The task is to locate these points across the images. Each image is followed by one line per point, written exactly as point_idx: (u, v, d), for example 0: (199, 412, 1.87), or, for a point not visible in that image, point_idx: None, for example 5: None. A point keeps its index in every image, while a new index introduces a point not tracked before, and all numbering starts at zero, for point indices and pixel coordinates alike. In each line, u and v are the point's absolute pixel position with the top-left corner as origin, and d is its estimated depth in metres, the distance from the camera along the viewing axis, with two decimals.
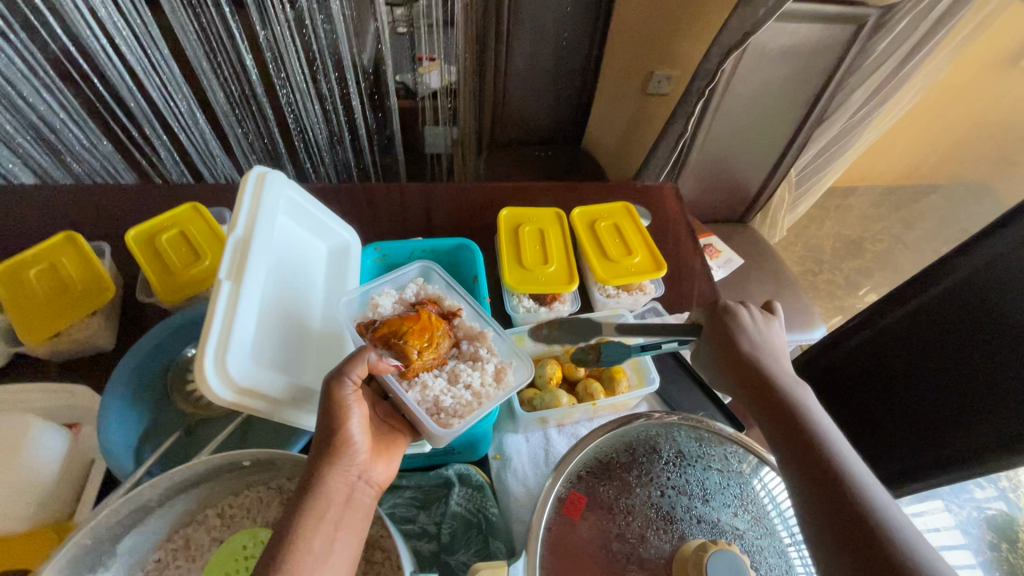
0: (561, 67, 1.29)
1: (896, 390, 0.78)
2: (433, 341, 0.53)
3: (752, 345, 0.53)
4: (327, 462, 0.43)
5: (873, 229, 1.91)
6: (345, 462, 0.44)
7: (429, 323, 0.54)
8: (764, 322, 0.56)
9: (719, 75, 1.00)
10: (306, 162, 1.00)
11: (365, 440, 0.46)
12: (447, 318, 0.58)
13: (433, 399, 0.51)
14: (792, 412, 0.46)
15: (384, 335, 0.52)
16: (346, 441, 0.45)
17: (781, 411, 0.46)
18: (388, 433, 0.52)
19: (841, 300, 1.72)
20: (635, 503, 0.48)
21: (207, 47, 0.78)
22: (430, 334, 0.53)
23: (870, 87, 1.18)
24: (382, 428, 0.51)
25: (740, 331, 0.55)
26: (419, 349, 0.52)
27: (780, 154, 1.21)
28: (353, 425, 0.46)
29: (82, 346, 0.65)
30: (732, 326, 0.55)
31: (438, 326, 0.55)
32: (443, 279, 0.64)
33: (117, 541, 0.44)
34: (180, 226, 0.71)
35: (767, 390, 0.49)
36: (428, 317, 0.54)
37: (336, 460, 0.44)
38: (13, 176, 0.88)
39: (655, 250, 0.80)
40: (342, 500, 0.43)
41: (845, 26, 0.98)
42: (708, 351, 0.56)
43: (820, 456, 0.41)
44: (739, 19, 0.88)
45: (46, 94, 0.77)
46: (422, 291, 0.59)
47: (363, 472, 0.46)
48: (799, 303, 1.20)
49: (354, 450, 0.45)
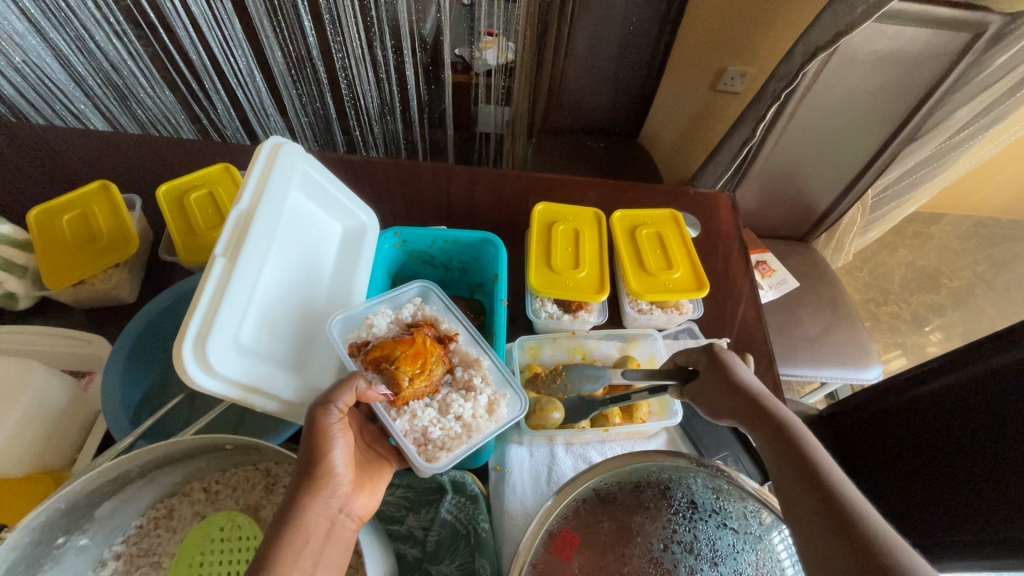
0: (626, 54, 1.21)
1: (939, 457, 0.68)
2: (426, 368, 0.52)
3: (755, 389, 0.50)
4: (308, 493, 0.41)
5: (953, 263, 1.73)
6: (328, 493, 0.42)
7: (423, 348, 0.52)
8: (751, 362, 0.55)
9: (800, 78, 0.90)
10: (355, 130, 0.98)
11: (348, 471, 0.43)
12: (443, 342, 0.56)
13: (421, 429, 0.50)
14: (808, 463, 0.42)
15: (376, 358, 0.51)
16: (329, 472, 0.42)
17: (801, 469, 0.42)
18: (375, 460, 0.50)
19: (905, 336, 1.55)
20: (633, 553, 0.44)
21: (270, 7, 0.75)
22: (423, 360, 0.52)
23: (977, 106, 1.04)
24: (368, 455, 0.50)
25: (735, 371, 0.52)
26: (411, 376, 0.50)
27: (858, 171, 1.09)
28: (336, 457, 0.42)
29: (104, 297, 0.66)
30: (726, 365, 0.53)
31: (433, 352, 0.53)
32: (441, 301, 0.61)
33: (96, 507, 0.44)
34: (210, 186, 0.71)
35: (780, 437, 0.46)
36: (423, 342, 0.52)
37: (319, 492, 0.41)
38: (86, 120, 0.91)
39: (698, 267, 0.73)
40: (322, 533, 0.40)
41: (959, 34, 0.85)
42: (708, 391, 0.53)
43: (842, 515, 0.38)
44: (832, 16, 0.78)
45: (116, 42, 0.76)
46: (420, 311, 0.58)
47: (344, 504, 0.43)
48: (856, 338, 1.09)
49: (336, 481, 0.42)
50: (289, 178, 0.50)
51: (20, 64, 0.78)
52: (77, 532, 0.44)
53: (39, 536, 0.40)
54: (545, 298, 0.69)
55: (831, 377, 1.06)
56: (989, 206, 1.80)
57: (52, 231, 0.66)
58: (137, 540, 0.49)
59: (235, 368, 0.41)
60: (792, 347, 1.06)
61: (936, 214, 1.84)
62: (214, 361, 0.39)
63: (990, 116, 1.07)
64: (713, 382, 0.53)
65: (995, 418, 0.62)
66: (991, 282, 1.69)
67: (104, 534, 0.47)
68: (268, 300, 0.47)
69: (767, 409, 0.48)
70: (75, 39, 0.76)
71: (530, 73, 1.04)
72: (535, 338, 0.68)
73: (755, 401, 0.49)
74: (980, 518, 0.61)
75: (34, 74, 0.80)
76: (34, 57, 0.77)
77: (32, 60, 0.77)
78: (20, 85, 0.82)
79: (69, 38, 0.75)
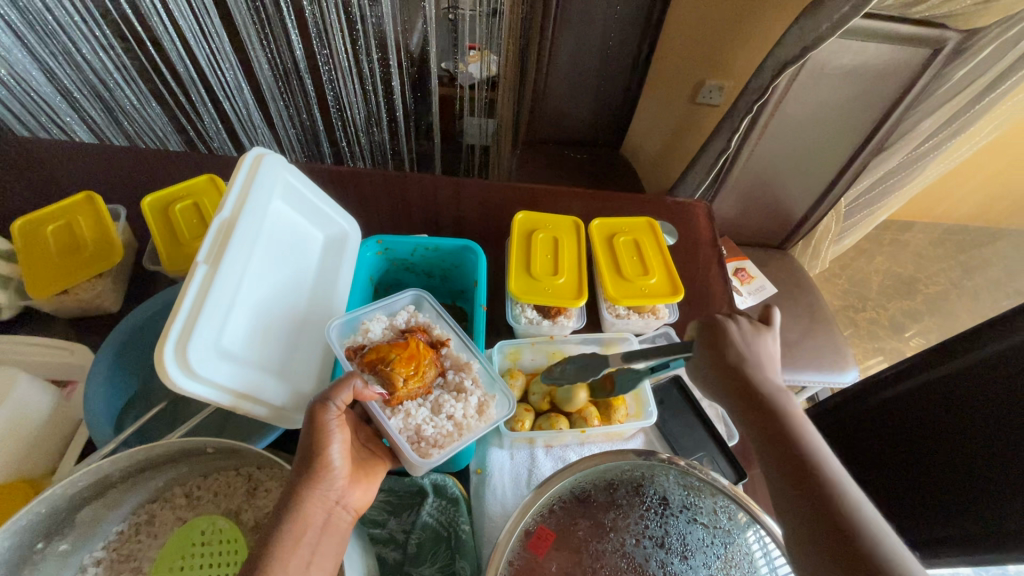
0: (608, 69, 1.24)
1: (910, 456, 0.70)
2: (419, 370, 0.53)
3: (743, 362, 0.52)
4: (306, 486, 0.42)
5: (927, 270, 1.78)
6: (324, 486, 0.42)
7: (417, 352, 0.54)
8: (755, 331, 0.55)
9: (772, 91, 0.93)
10: (342, 142, 1.00)
11: (345, 465, 0.44)
12: (436, 347, 0.58)
13: (415, 427, 0.51)
14: (788, 440, 0.45)
15: (372, 361, 0.52)
16: (327, 465, 0.43)
17: (779, 448, 0.45)
18: (370, 458, 0.51)
19: (883, 341, 1.59)
20: (607, 548, 0.45)
21: (258, 22, 0.77)
22: (417, 363, 0.53)
23: (942, 117, 1.08)
24: (363, 453, 0.51)
25: (732, 348, 0.53)
26: (405, 377, 0.52)
27: (831, 180, 1.12)
28: (333, 450, 0.43)
29: (88, 307, 0.66)
30: (722, 339, 0.53)
31: (426, 355, 0.55)
32: (433, 308, 0.62)
33: (77, 512, 0.44)
34: (195, 198, 0.72)
35: (767, 416, 0.47)
36: (417, 346, 0.54)
37: (317, 485, 0.42)
38: (72, 132, 0.91)
39: (675, 273, 0.75)
40: (320, 524, 0.41)
41: (919, 49, 0.89)
42: (701, 365, 0.54)
43: (830, 507, 0.40)
44: (800, 32, 0.82)
45: (102, 54, 0.77)
46: (413, 318, 0.60)
47: (341, 497, 0.44)
48: (833, 342, 1.12)
49: (334, 474, 0.43)
50: (271, 188, 0.52)
51: (6, 77, 0.79)
52: (57, 538, 0.44)
53: (19, 540, 0.40)
54: (526, 304, 0.71)
55: (810, 381, 1.08)
56: (960, 214, 1.86)
57: (36, 241, 0.67)
58: (117, 547, 0.49)
59: (216, 372, 0.42)
60: None
61: (909, 222, 1.90)
62: (197, 366, 0.40)
63: (955, 127, 1.12)
64: (706, 356, 0.54)
65: (966, 418, 0.64)
66: (963, 287, 1.74)
67: (85, 541, 0.47)
68: (251, 307, 0.48)
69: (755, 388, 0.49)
70: (62, 53, 0.77)
71: (514, 86, 1.06)
72: (515, 342, 0.69)
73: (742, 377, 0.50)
74: (957, 514, 0.63)
75: (19, 87, 0.81)
76: (21, 70, 0.78)
77: (18, 74, 0.78)
78: (5, 97, 0.83)
79: (54, 51, 0.77)
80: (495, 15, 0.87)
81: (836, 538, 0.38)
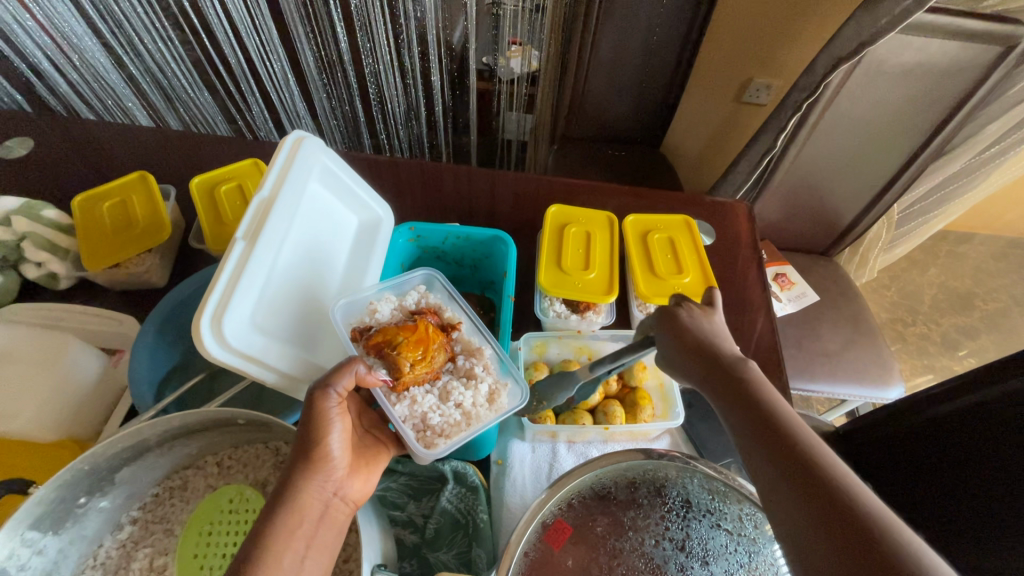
0: (650, 65, 1.21)
1: None
2: (427, 355, 0.53)
3: (705, 337, 0.50)
4: (303, 476, 0.42)
5: (987, 285, 1.67)
6: (323, 477, 0.43)
7: (426, 335, 0.53)
8: (707, 316, 0.54)
9: (823, 89, 0.90)
10: (382, 133, 1.01)
11: (344, 456, 0.45)
12: (446, 330, 0.57)
13: (420, 415, 0.51)
14: (760, 405, 0.42)
15: (378, 344, 0.51)
16: (325, 456, 0.44)
17: (757, 417, 0.42)
18: (371, 446, 0.51)
19: (933, 358, 1.50)
20: (624, 546, 0.44)
21: (305, 14, 0.78)
22: (425, 347, 0.52)
23: (1012, 120, 1.01)
24: (365, 440, 0.51)
25: (693, 326, 0.51)
26: (412, 362, 0.51)
27: (883, 185, 1.07)
28: (333, 441, 0.44)
29: (137, 280, 0.70)
30: (679, 320, 0.52)
31: (435, 339, 0.54)
32: (445, 290, 0.62)
33: (115, 472, 0.47)
34: (239, 179, 0.74)
35: (742, 388, 0.44)
36: (425, 329, 0.53)
37: (315, 474, 0.43)
38: (133, 117, 0.96)
39: (710, 273, 0.73)
40: (315, 516, 0.42)
41: (987, 47, 0.84)
42: (662, 349, 0.52)
43: (816, 476, 0.36)
44: (855, 27, 0.78)
45: (163, 45, 0.81)
46: (424, 300, 0.59)
47: (339, 488, 0.45)
48: (878, 355, 1.06)
49: (332, 465, 0.44)
50: (309, 170, 0.53)
51: (78, 63, 0.84)
52: (98, 495, 0.47)
53: (63, 493, 0.42)
54: (554, 297, 0.71)
55: (850, 394, 1.03)
56: None
57: (94, 217, 0.71)
58: (151, 509, 0.51)
59: (247, 342, 0.43)
60: (809, 362, 1.04)
61: (967, 233, 1.80)
62: (229, 335, 0.41)
63: None
64: (666, 341, 0.52)
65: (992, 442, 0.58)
66: None
67: (122, 500, 0.50)
68: (284, 286, 0.49)
69: (723, 359, 0.47)
70: (127, 43, 0.81)
71: (553, 83, 1.05)
72: (541, 336, 0.70)
73: (708, 350, 0.48)
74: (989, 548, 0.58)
75: (90, 73, 0.86)
76: (90, 57, 0.83)
77: (88, 61, 0.83)
78: (74, 81, 0.88)
79: (122, 41, 0.81)
80: (538, 10, 0.86)
81: (829, 507, 0.35)
